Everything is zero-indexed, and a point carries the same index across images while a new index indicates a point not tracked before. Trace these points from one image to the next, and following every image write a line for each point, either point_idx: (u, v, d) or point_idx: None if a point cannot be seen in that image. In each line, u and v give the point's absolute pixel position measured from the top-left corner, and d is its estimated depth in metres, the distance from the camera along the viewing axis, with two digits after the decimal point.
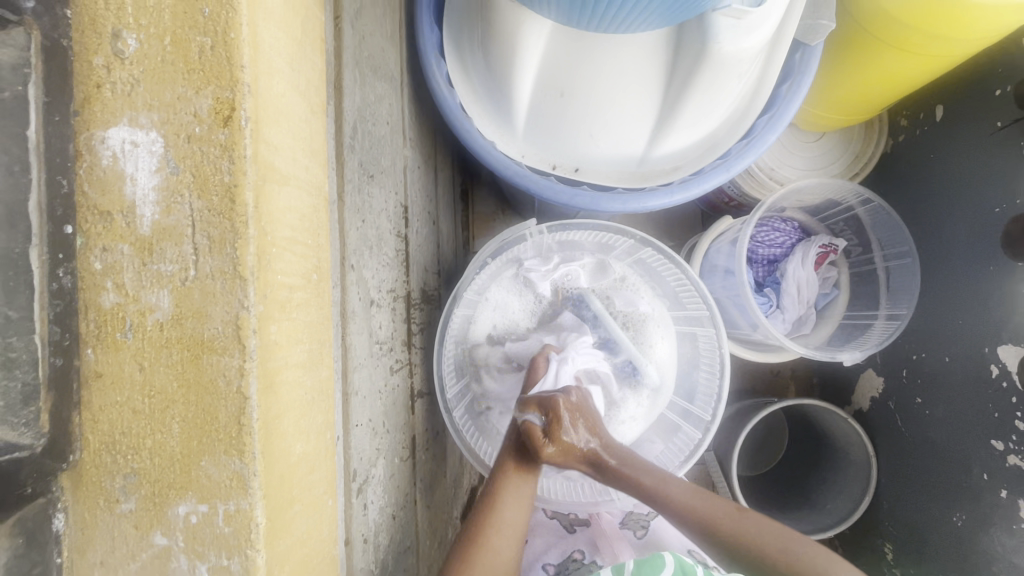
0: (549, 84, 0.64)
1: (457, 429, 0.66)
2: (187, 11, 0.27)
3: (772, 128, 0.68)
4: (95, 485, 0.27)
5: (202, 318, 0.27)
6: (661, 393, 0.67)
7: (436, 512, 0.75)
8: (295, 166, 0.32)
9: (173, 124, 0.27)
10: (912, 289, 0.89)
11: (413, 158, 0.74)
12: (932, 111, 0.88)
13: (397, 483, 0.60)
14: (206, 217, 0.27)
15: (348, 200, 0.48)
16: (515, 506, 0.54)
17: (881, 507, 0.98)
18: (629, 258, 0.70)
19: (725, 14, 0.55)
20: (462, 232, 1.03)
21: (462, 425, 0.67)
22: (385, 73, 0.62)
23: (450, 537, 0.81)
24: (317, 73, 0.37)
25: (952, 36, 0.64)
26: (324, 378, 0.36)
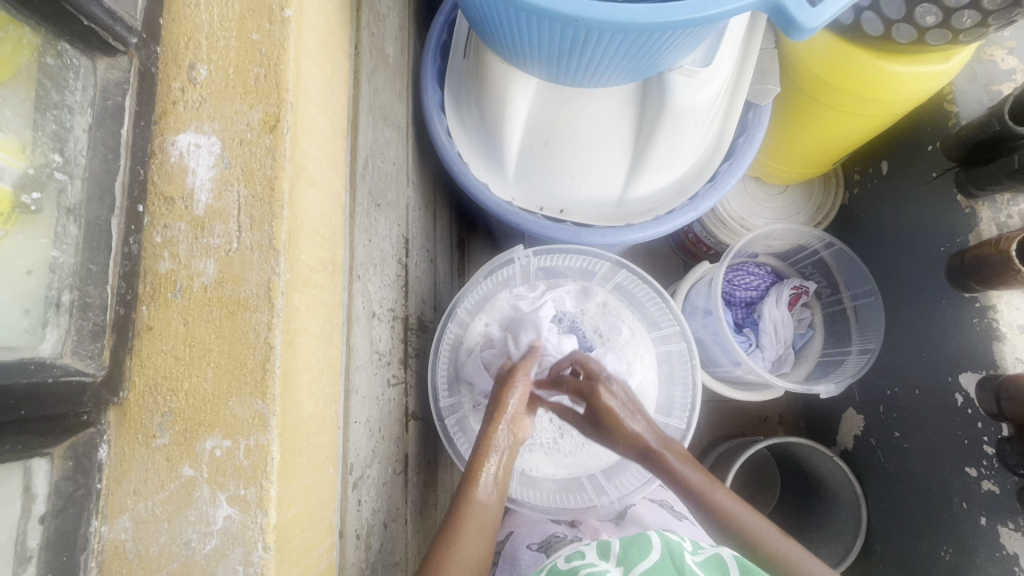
0: (534, 136, 0.73)
1: (448, 436, 0.71)
2: (248, 50, 0.35)
3: (733, 173, 0.77)
4: (137, 422, 0.31)
5: (240, 281, 0.33)
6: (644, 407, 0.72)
7: (426, 538, 0.76)
8: (321, 173, 0.40)
9: (230, 131, 0.35)
10: (878, 324, 0.95)
11: (415, 200, 0.83)
12: (879, 166, 0.99)
13: (390, 492, 0.62)
14: (250, 202, 0.34)
15: (358, 220, 0.55)
16: (474, 532, 0.57)
17: (877, 547, 0.98)
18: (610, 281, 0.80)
19: (679, 73, 0.65)
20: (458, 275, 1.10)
21: (452, 433, 0.73)
22: (393, 122, 0.72)
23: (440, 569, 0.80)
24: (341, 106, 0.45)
25: (879, 97, 0.75)
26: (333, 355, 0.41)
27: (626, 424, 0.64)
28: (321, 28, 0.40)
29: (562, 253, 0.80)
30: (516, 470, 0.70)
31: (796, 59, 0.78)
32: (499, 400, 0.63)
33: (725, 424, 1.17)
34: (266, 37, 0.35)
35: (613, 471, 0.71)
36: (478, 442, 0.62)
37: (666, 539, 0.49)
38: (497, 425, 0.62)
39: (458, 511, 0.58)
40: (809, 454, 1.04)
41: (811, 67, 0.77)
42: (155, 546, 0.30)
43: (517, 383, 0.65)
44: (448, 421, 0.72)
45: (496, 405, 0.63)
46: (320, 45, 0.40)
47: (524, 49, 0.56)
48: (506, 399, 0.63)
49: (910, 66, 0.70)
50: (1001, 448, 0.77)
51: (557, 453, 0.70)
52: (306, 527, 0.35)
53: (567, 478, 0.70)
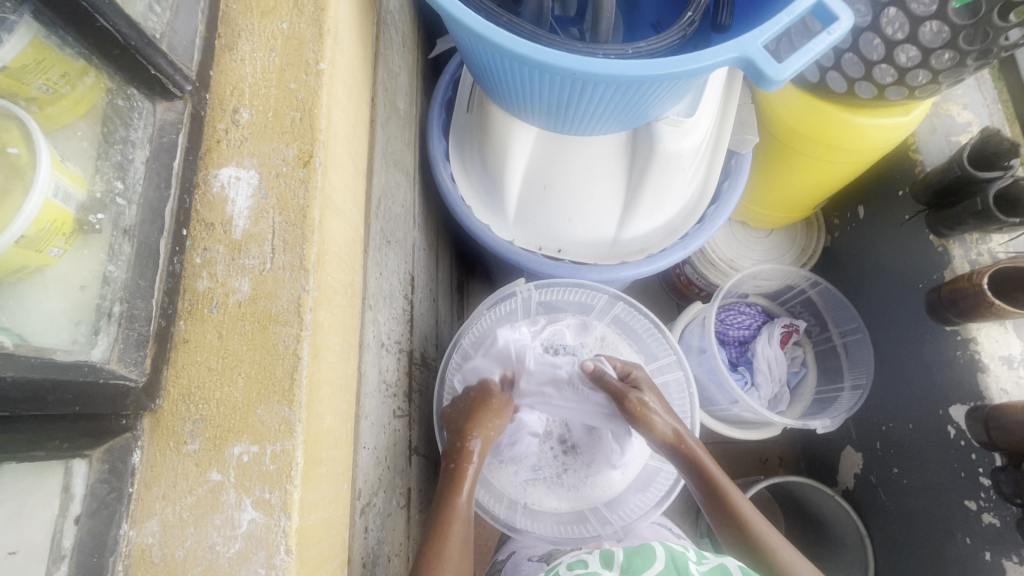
0: (533, 180, 0.79)
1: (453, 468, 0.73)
2: (286, 97, 0.40)
3: (719, 215, 0.83)
4: (169, 429, 0.33)
5: (272, 297, 0.36)
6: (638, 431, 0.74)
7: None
8: (344, 206, 0.44)
9: (267, 165, 0.39)
10: (868, 360, 0.98)
11: (421, 242, 0.87)
12: (856, 211, 1.05)
13: (393, 525, 0.62)
14: (284, 227, 0.37)
15: (371, 254, 0.58)
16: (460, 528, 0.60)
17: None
18: (607, 317, 0.85)
19: (665, 123, 0.72)
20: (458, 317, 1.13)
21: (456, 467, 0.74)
22: (402, 167, 0.77)
23: None
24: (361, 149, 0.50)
25: (850, 146, 0.82)
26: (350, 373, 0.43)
27: (655, 416, 0.66)
28: (348, 81, 0.46)
29: (562, 288, 0.85)
30: (518, 502, 0.71)
31: (770, 113, 0.86)
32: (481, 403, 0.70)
33: (725, 465, 1.17)
34: (303, 86, 0.40)
35: (615, 502, 0.72)
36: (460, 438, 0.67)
37: (669, 550, 0.50)
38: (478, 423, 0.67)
39: (442, 504, 0.61)
40: (813, 496, 1.03)
41: (785, 120, 0.84)
42: (181, 550, 0.31)
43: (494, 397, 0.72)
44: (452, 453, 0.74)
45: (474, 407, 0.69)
46: (347, 95, 0.45)
47: (524, 99, 0.61)
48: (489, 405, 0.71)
49: (874, 118, 0.77)
50: (996, 479, 0.78)
51: (560, 487, 0.72)
52: (322, 538, 0.35)
53: (570, 513, 0.71)
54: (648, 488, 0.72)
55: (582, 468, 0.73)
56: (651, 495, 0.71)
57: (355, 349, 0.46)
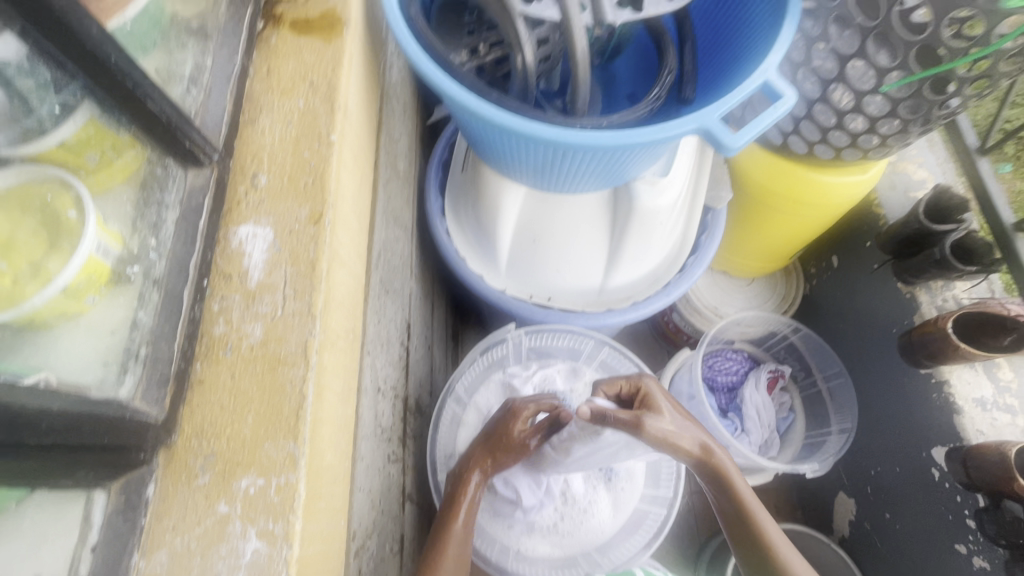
0: (523, 233, 0.85)
1: None
2: (300, 165, 0.45)
3: (698, 265, 0.89)
4: (182, 463, 0.36)
5: (282, 341, 0.39)
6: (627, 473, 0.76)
7: None
8: (348, 259, 0.48)
9: (281, 223, 0.43)
10: (851, 404, 1.01)
11: (417, 291, 0.91)
12: (830, 260, 1.11)
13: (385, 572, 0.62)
14: (294, 277, 0.41)
15: (371, 302, 0.62)
16: (455, 558, 0.62)
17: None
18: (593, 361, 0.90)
19: (642, 182, 0.77)
20: (452, 363, 1.16)
21: None
22: (401, 222, 0.83)
23: None
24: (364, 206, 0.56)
25: (813, 203, 0.89)
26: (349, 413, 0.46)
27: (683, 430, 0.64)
28: (355, 148, 0.52)
29: (552, 333, 0.90)
30: (510, 548, 0.72)
31: (741, 171, 0.93)
32: (502, 440, 0.69)
33: None
34: (315, 155, 0.46)
35: (605, 547, 0.73)
36: (459, 470, 0.69)
37: None
38: (480, 454, 0.70)
39: (437, 538, 0.63)
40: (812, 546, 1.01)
41: (754, 178, 0.91)
42: None
43: (518, 426, 0.70)
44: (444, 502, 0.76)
45: (493, 441, 0.70)
46: (353, 159, 0.51)
47: (514, 162, 0.67)
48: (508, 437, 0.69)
49: (833, 177, 0.84)
50: (981, 519, 0.80)
51: (555, 535, 0.73)
52: (320, 572, 0.37)
53: (566, 560, 0.72)
54: (638, 531, 0.74)
55: (577, 514, 0.73)
56: (640, 537, 0.73)
57: (354, 390, 0.49)
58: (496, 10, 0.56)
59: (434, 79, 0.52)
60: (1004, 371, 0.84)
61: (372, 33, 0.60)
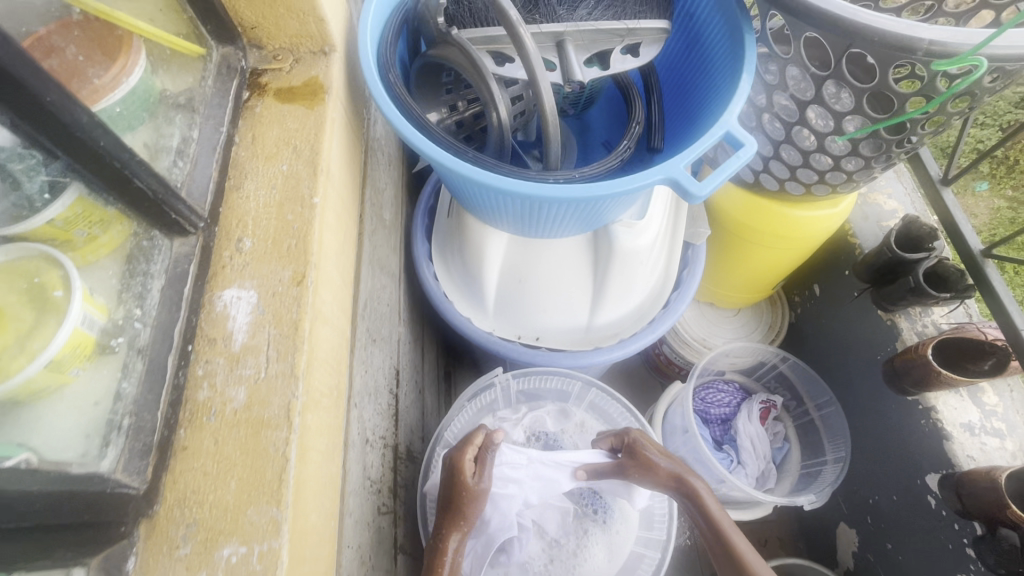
0: (508, 276, 0.87)
1: None
2: (283, 227, 0.47)
3: (681, 301, 0.91)
4: (163, 534, 0.35)
5: (265, 404, 0.40)
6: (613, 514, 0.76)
7: None
8: (332, 316, 0.49)
9: (265, 285, 0.45)
10: (845, 433, 1.02)
11: (406, 336, 0.92)
12: (813, 289, 1.14)
13: None
14: (278, 339, 0.42)
15: (358, 353, 0.63)
16: None
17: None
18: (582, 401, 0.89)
19: (620, 225, 0.80)
20: (445, 405, 1.15)
21: None
22: (388, 270, 0.85)
23: None
24: (347, 261, 0.57)
25: (789, 236, 0.92)
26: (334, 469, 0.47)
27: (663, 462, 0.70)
28: (338, 207, 0.54)
29: (539, 376, 0.89)
30: None
31: (718, 208, 0.96)
32: (459, 498, 0.66)
33: None
34: (298, 218, 0.47)
35: None
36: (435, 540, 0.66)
37: None
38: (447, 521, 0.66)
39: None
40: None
41: (730, 215, 0.94)
42: None
43: (467, 476, 0.67)
44: None
45: (452, 502, 0.67)
46: (336, 219, 0.53)
47: (495, 211, 0.69)
48: (463, 491, 0.67)
49: (805, 211, 0.88)
50: (979, 547, 0.79)
51: None
52: None
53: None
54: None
55: (570, 558, 0.73)
56: None
57: (339, 446, 0.50)
58: (471, 73, 0.60)
59: (412, 140, 0.55)
60: (989, 396, 0.86)
61: (353, 96, 0.63)
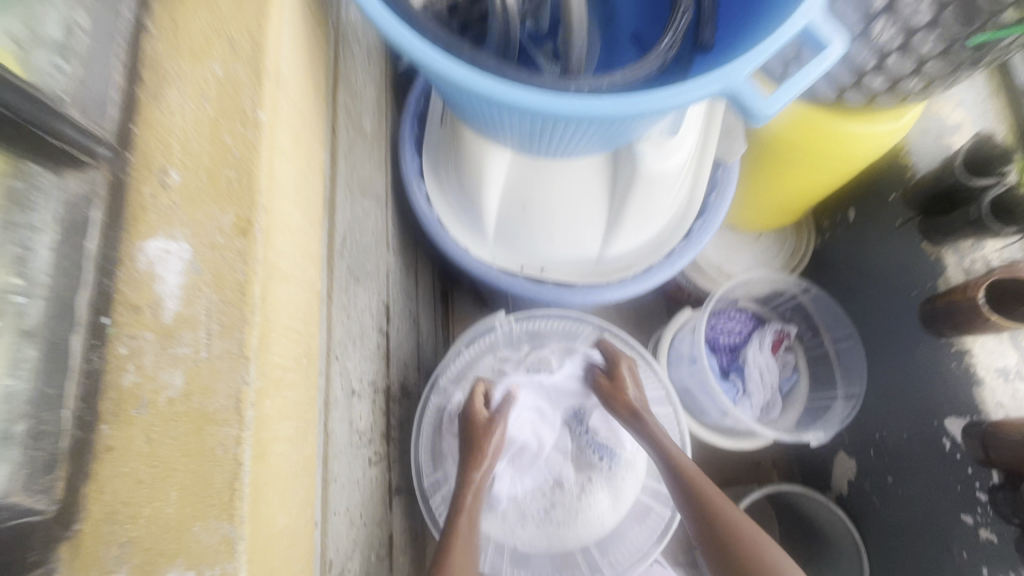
0: (512, 200, 0.75)
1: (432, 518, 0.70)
2: (220, 155, 0.35)
3: (706, 230, 0.81)
4: (91, 555, 0.29)
5: (208, 393, 0.32)
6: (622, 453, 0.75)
7: None
8: (295, 268, 0.40)
9: (200, 236, 0.34)
10: (860, 368, 0.98)
11: (396, 265, 0.83)
12: (847, 214, 1.02)
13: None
14: (220, 307, 0.33)
15: (336, 298, 0.55)
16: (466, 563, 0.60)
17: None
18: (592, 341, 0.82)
19: (648, 143, 0.67)
20: (442, 329, 1.10)
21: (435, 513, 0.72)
22: (372, 193, 0.73)
23: None
24: (312, 191, 0.46)
25: (837, 155, 0.79)
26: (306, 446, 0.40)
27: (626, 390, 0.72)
28: (292, 121, 0.41)
29: (545, 317, 0.82)
30: (507, 545, 0.70)
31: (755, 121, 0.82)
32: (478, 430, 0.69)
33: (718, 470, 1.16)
34: (239, 141, 0.36)
35: (606, 544, 0.71)
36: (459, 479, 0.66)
37: None
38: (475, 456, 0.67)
39: (449, 539, 0.61)
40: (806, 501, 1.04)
41: (774, 129, 0.80)
42: None
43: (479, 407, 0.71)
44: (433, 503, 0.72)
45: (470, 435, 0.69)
46: (290, 137, 0.41)
47: (498, 125, 0.57)
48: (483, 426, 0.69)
49: (861, 126, 0.74)
50: (994, 496, 0.77)
51: (549, 524, 0.70)
52: None
53: (561, 552, 0.70)
54: (637, 524, 0.72)
55: (572, 503, 0.71)
56: (646, 534, 0.72)
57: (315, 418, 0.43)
58: None
59: (389, 32, 0.41)
60: None
61: None
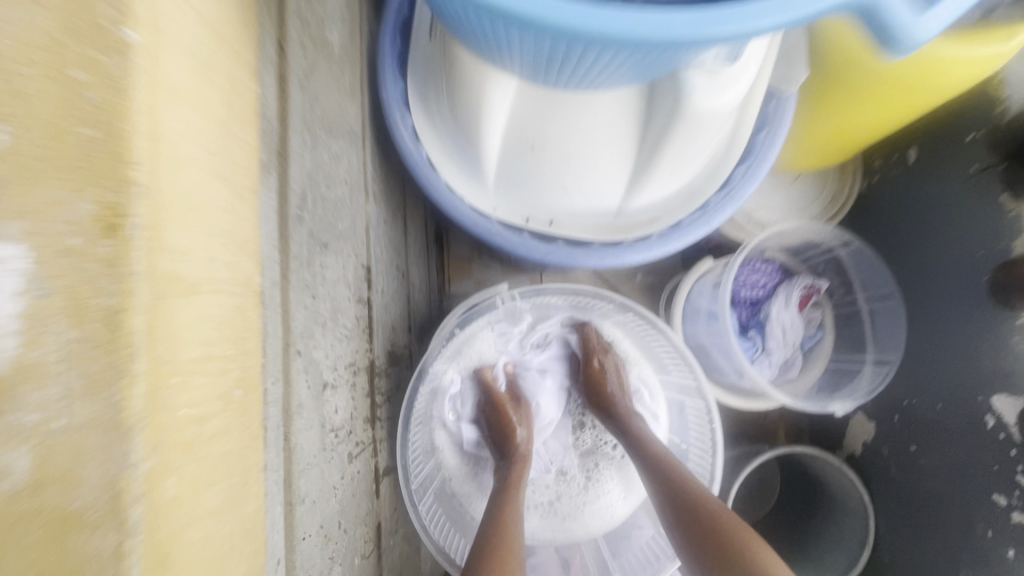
0: (518, 141, 0.62)
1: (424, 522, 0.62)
2: (64, 95, 0.22)
3: (749, 180, 0.67)
4: None
5: (70, 482, 0.21)
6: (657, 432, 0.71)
7: None
8: (211, 267, 0.29)
9: (38, 231, 0.21)
10: (900, 334, 0.88)
11: (380, 214, 0.70)
12: (906, 154, 0.88)
13: None
14: (80, 351, 0.22)
15: (292, 278, 0.43)
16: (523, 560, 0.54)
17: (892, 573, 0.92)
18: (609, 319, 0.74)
19: (700, 72, 0.53)
20: (435, 276, 1.00)
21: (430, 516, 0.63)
22: (343, 130, 0.59)
23: None
24: (234, 137, 0.32)
25: (918, 86, 0.64)
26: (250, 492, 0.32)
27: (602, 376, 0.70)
28: (187, 36, 0.28)
29: (556, 292, 0.73)
30: None
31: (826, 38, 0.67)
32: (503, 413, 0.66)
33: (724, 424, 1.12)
34: (100, 74, 0.22)
35: (616, 543, 0.68)
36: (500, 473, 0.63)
37: None
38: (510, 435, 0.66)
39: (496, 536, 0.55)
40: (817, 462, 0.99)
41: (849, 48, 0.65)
42: None
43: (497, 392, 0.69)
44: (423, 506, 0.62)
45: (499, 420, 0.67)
46: (186, 64, 0.27)
47: (504, 46, 0.43)
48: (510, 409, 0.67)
49: (957, 51, 0.58)
50: None
51: (554, 515, 0.68)
52: None
53: (567, 545, 0.67)
54: (650, 519, 0.68)
55: (578, 496, 0.69)
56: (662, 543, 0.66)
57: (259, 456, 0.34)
58: None
59: None
60: None
61: None
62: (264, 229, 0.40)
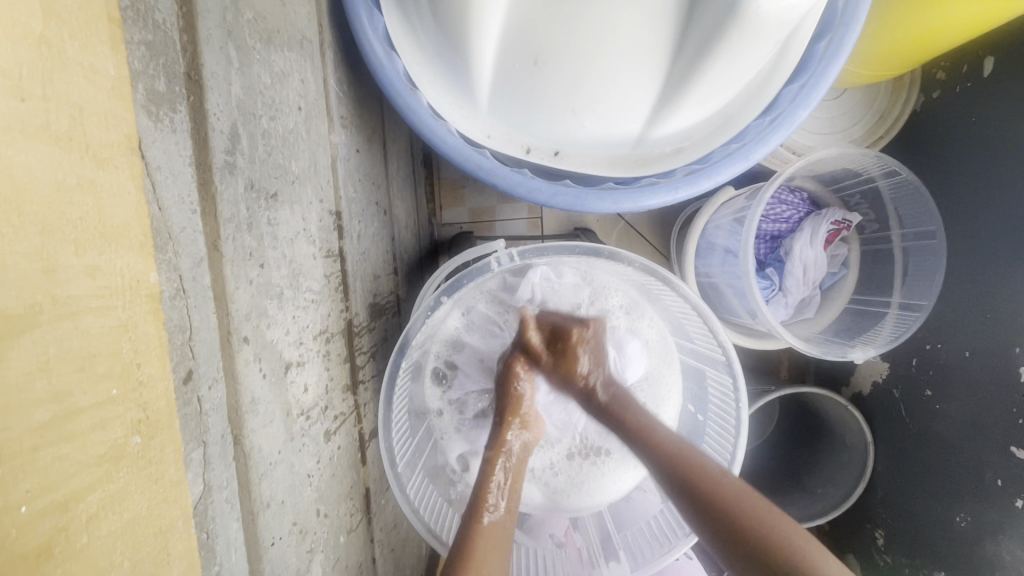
0: (519, 49, 0.49)
1: (414, 506, 0.56)
2: None
3: (803, 103, 0.53)
4: None
5: None
6: (668, 405, 0.63)
7: (405, 543, 0.68)
8: (70, 307, 0.24)
9: None
10: (935, 276, 0.72)
11: (352, 142, 0.58)
12: (979, 64, 0.70)
13: (349, 553, 0.52)
14: None
15: (227, 247, 0.35)
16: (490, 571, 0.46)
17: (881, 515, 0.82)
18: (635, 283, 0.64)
19: None
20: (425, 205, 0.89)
21: (417, 491, 0.58)
22: (293, 37, 0.46)
23: (422, 555, 0.75)
24: (103, 124, 0.26)
25: None
26: (154, 559, 0.28)
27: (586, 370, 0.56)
28: (13, 13, 0.21)
29: (560, 250, 0.60)
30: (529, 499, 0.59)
31: None
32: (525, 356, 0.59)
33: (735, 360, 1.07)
34: None
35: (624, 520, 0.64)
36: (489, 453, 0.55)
37: None
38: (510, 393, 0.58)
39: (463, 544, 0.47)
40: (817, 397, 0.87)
41: None
42: None
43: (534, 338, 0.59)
44: (410, 490, 0.56)
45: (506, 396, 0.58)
46: (13, 51, 0.22)
47: None
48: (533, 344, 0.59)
49: None
50: None
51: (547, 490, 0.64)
52: None
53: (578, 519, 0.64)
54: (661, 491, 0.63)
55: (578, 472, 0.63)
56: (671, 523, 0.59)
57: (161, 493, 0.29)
58: None
59: None
60: None
61: None
62: (170, 193, 0.31)
